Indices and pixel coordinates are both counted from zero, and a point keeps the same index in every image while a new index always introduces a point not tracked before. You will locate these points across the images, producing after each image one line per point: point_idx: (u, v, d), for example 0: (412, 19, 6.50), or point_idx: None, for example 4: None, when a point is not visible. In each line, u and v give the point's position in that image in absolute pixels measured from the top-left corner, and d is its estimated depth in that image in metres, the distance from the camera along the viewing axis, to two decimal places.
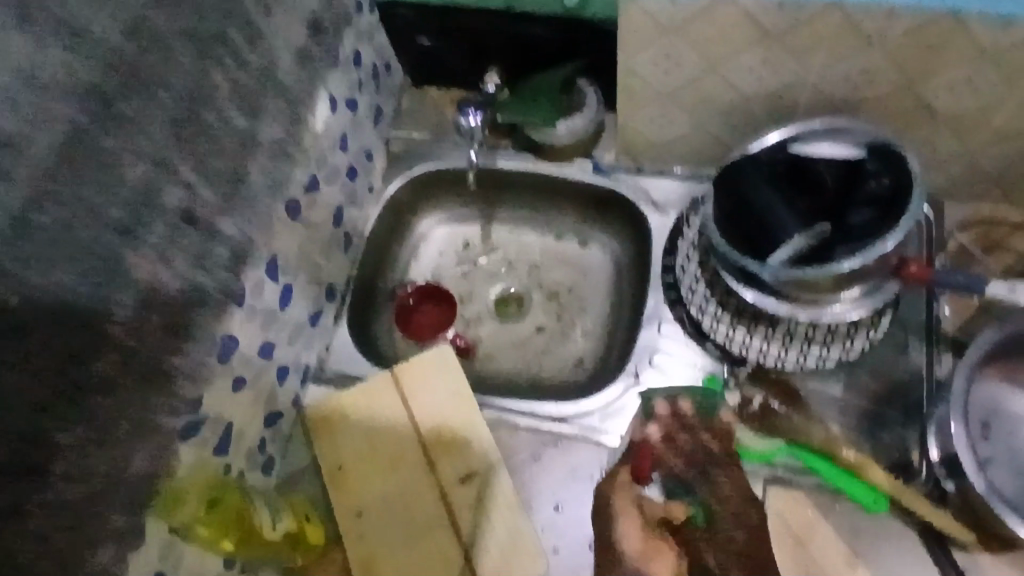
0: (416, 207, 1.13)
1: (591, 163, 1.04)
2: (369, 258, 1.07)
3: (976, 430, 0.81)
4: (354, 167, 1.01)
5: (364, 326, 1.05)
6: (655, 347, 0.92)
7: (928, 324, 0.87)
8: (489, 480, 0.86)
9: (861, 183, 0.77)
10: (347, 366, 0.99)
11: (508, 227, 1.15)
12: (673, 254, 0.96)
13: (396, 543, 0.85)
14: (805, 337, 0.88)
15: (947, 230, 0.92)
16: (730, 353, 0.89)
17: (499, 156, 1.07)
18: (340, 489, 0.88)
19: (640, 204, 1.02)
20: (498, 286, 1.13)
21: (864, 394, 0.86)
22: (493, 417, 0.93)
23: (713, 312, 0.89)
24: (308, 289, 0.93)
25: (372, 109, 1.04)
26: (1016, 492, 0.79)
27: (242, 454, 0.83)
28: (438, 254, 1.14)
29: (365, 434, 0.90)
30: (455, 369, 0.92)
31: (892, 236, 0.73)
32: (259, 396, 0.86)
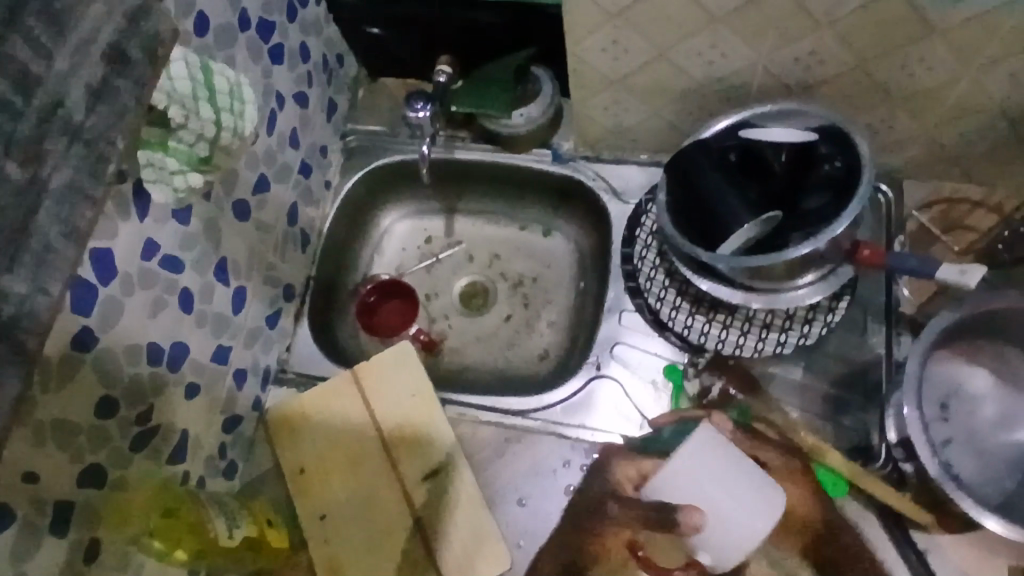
0: (376, 202, 1.11)
1: (549, 152, 1.03)
2: (329, 255, 1.06)
3: (933, 411, 0.82)
4: (307, 163, 0.99)
5: (326, 325, 1.04)
6: (617, 338, 0.92)
7: (887, 305, 0.87)
8: (452, 478, 0.86)
9: (815, 166, 0.76)
10: (308, 366, 0.98)
11: (471, 218, 1.14)
12: (632, 243, 0.95)
13: (361, 544, 0.84)
14: (763, 322, 0.87)
15: (907, 210, 0.91)
16: (690, 342, 0.89)
17: (457, 148, 1.05)
18: (304, 493, 0.87)
19: (600, 193, 1.00)
20: (462, 279, 1.12)
21: (825, 377, 0.86)
22: (456, 413, 0.93)
23: (672, 301, 0.91)
24: (264, 291, 0.92)
25: (324, 104, 1.02)
26: (972, 471, 0.79)
27: (199, 461, 0.83)
28: (401, 249, 1.13)
29: (327, 436, 0.90)
30: (416, 368, 0.92)
31: (845, 218, 0.72)
32: (215, 402, 0.85)
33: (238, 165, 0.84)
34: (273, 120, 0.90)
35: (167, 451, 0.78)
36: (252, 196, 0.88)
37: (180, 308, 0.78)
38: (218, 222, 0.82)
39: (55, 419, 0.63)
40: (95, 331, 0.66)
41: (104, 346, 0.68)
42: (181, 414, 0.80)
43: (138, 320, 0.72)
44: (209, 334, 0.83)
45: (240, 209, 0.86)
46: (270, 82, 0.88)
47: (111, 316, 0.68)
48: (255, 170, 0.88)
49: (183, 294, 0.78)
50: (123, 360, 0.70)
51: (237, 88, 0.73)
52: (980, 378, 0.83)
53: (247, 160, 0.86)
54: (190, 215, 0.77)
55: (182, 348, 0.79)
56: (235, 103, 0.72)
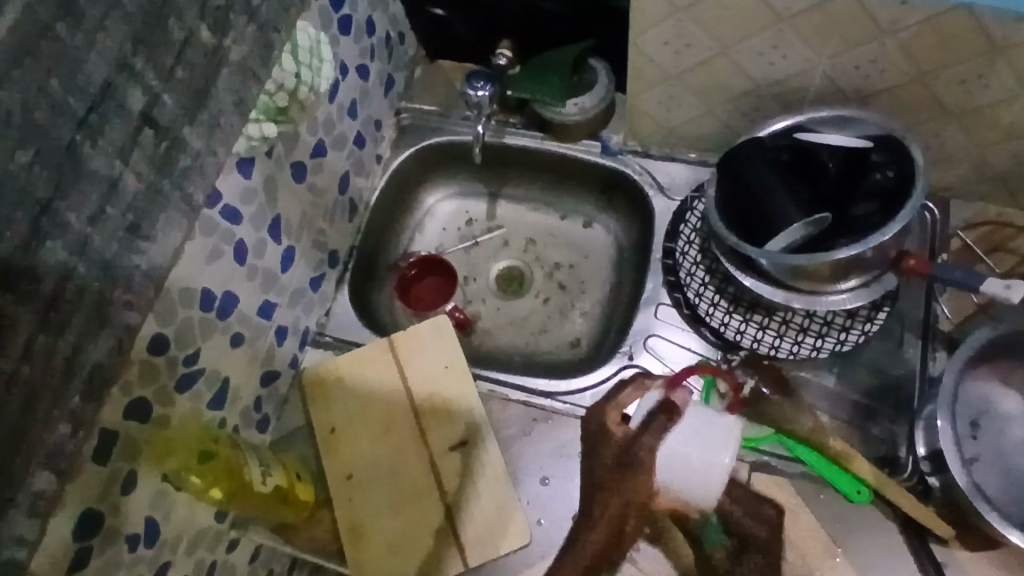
0: (423, 180, 1.14)
1: (599, 143, 1.04)
2: (373, 227, 1.08)
3: (963, 428, 0.82)
4: (362, 135, 1.02)
5: (364, 294, 1.06)
6: (651, 330, 0.93)
7: (925, 320, 0.87)
8: (478, 451, 0.88)
9: (867, 175, 0.77)
10: (346, 332, 1.00)
11: (514, 204, 1.15)
12: (674, 238, 0.96)
13: (384, 506, 0.86)
14: (800, 326, 0.88)
15: (951, 228, 0.91)
16: (724, 339, 0.89)
17: (507, 133, 1.07)
18: (333, 452, 0.89)
19: (645, 188, 1.02)
20: (500, 262, 1.13)
21: (857, 387, 0.86)
22: (487, 389, 0.94)
23: (710, 298, 0.91)
24: (311, 253, 0.95)
25: (383, 79, 1.04)
26: (998, 491, 0.79)
27: (236, 410, 0.85)
28: (442, 229, 1.15)
29: (360, 399, 0.92)
30: (452, 342, 0.93)
31: (895, 224, 0.72)
32: (256, 355, 0.88)
33: (300, 127, 0.86)
34: (336, 88, 0.93)
35: (208, 396, 0.80)
36: (309, 159, 0.90)
37: (234, 259, 0.80)
38: (276, 180, 0.84)
39: None
40: None
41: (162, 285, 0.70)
42: (224, 362, 0.82)
43: (195, 265, 0.74)
44: (257, 287, 0.85)
45: (297, 170, 0.88)
46: (337, 50, 0.91)
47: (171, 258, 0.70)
48: (315, 135, 0.90)
49: (238, 246, 0.81)
50: (178, 302, 0.73)
51: (316, 46, 0.83)
52: (1012, 400, 0.83)
53: (309, 123, 0.88)
54: (252, 169, 0.79)
55: (232, 298, 0.81)
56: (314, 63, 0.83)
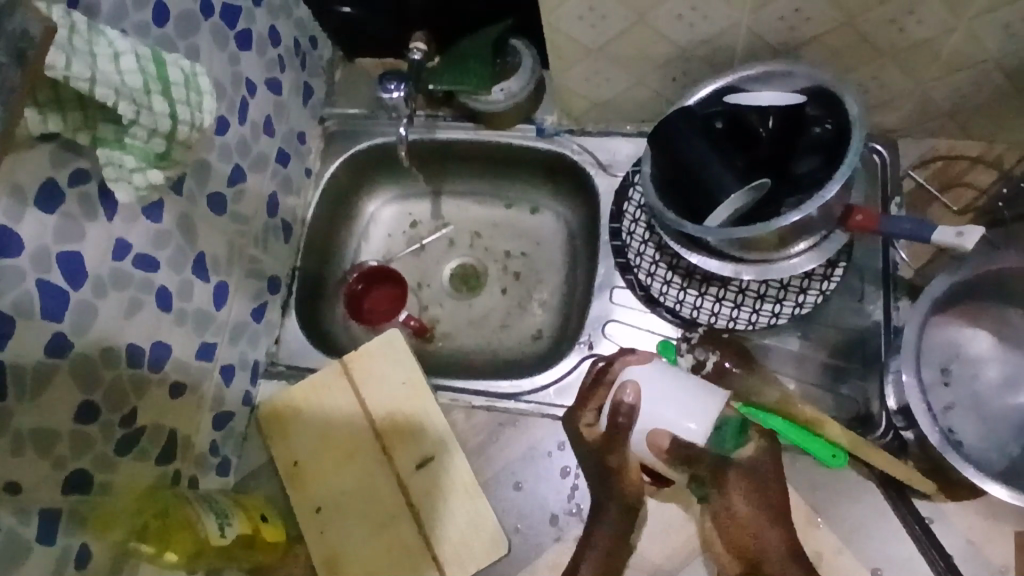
0: (360, 187, 1.09)
1: (533, 126, 1.00)
2: (314, 244, 1.04)
3: (933, 376, 0.80)
4: (285, 152, 0.97)
5: (314, 316, 1.02)
6: (609, 316, 0.90)
7: (885, 270, 0.84)
8: (446, 465, 0.85)
9: (804, 130, 0.73)
10: (297, 358, 0.96)
11: (458, 199, 1.11)
12: (619, 218, 0.93)
13: (358, 534, 0.84)
14: (757, 294, 0.85)
15: (902, 169, 0.88)
16: (682, 317, 0.87)
17: (438, 128, 1.02)
18: (299, 486, 0.87)
19: (587, 167, 0.98)
20: (452, 261, 1.09)
21: (823, 347, 0.84)
22: (449, 399, 0.91)
23: (662, 276, 0.88)
24: (247, 285, 0.91)
25: (299, 88, 0.99)
26: (975, 436, 0.77)
27: (190, 459, 0.82)
28: (387, 235, 1.11)
29: (320, 427, 0.89)
30: (406, 355, 0.90)
31: (836, 181, 0.69)
32: (203, 399, 0.84)
33: (209, 157, 0.82)
34: (245, 108, 0.88)
35: (155, 451, 0.77)
36: (227, 188, 0.86)
37: (159, 308, 0.76)
38: (192, 217, 0.80)
39: (31, 429, 0.62)
40: (69, 335, 0.65)
41: (80, 351, 0.66)
42: (169, 414, 0.79)
43: (113, 322, 0.70)
44: (192, 331, 0.82)
45: (215, 203, 0.84)
46: (239, 69, 0.86)
47: (83, 321, 0.67)
48: (229, 162, 0.86)
49: (161, 293, 0.77)
50: (101, 364, 0.69)
51: (195, 79, 0.64)
52: (982, 340, 0.81)
53: (219, 151, 0.84)
54: (162, 212, 0.76)
55: (165, 347, 0.78)
56: (193, 96, 0.63)
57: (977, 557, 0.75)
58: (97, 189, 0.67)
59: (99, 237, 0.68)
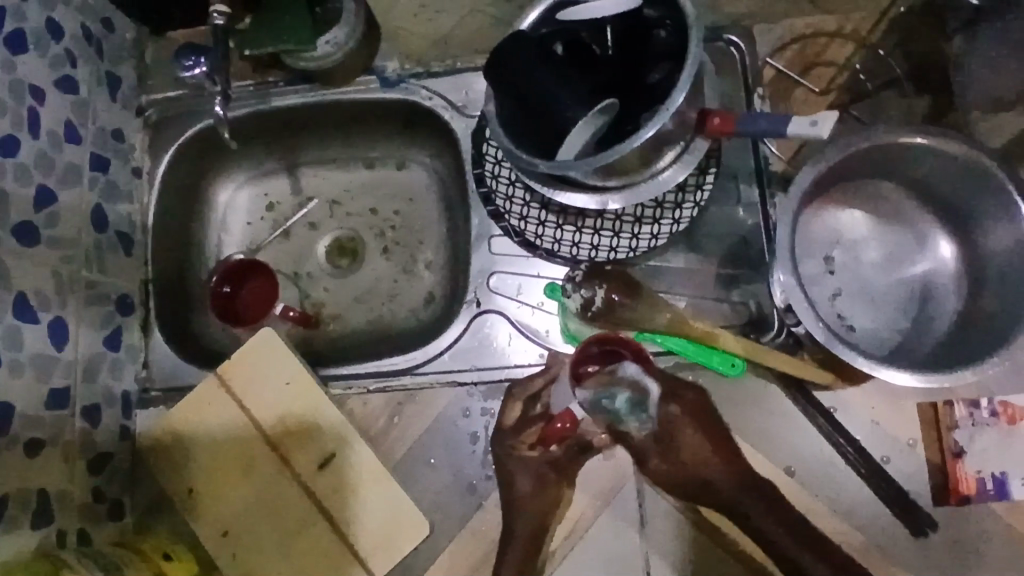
0: (204, 176, 0.99)
1: (375, 77, 0.91)
2: (166, 250, 0.94)
3: (815, 267, 0.79)
4: (102, 156, 0.86)
5: (182, 326, 0.93)
6: (491, 267, 0.85)
7: (757, 166, 0.82)
8: (349, 458, 0.80)
9: (648, 36, 0.68)
10: (172, 378, 0.88)
11: (316, 169, 1.02)
12: (481, 163, 0.86)
13: (270, 549, 0.79)
14: (634, 218, 0.81)
15: (762, 58, 0.84)
16: (562, 256, 0.83)
17: (272, 95, 0.93)
18: (199, 512, 0.81)
19: (440, 111, 0.90)
20: (324, 238, 1.01)
21: (707, 258, 0.82)
22: (342, 388, 0.85)
23: (536, 217, 0.84)
24: (90, 313, 0.81)
25: (100, 81, 0.87)
26: (865, 318, 0.78)
27: (71, 515, 0.75)
28: (247, 223, 1.01)
29: (208, 448, 0.82)
30: (282, 353, 0.83)
31: (683, 87, 0.64)
32: (68, 450, 0.76)
33: (1, 184, 0.71)
34: (36, 118, 0.76)
35: (25, 519, 0.69)
36: (37, 214, 0.75)
37: None
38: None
39: None
40: None
41: None
42: (30, 474, 0.71)
43: None
44: (35, 381, 0.73)
45: (25, 233, 0.73)
46: (19, 75, 0.74)
47: None
48: (31, 183, 0.75)
49: None
50: None
51: None
52: (859, 221, 0.80)
53: (14, 174, 0.73)
54: None
55: (5, 411, 0.68)
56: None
57: (886, 436, 0.77)
58: None
59: None
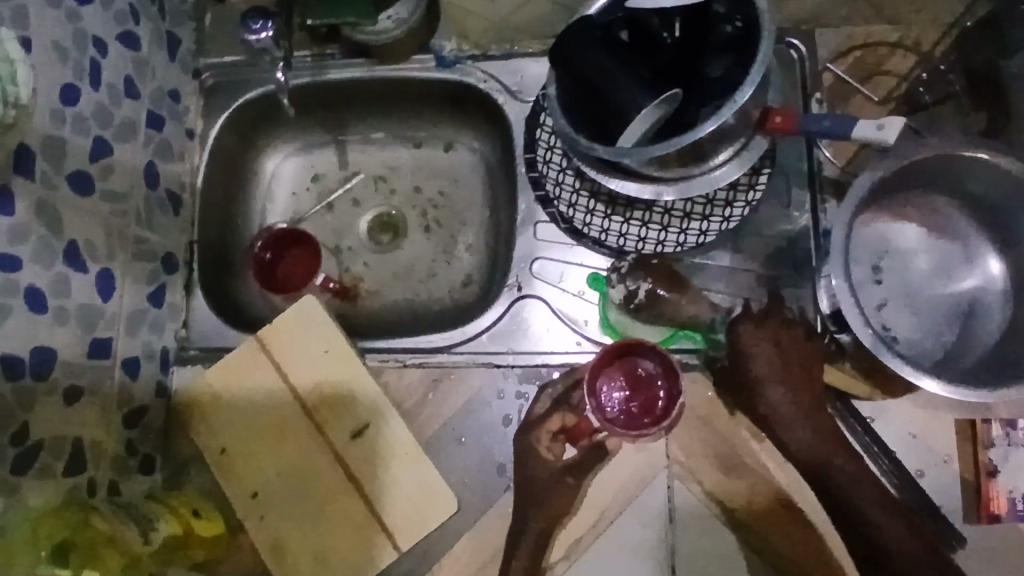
0: (253, 144, 1.00)
1: (431, 56, 0.92)
2: (212, 213, 0.95)
3: (864, 274, 0.78)
4: (157, 115, 0.87)
5: (222, 290, 0.94)
6: (535, 253, 0.85)
7: (810, 170, 0.82)
8: (382, 430, 0.81)
9: (714, 28, 0.68)
10: (212, 339, 0.89)
11: (363, 145, 1.03)
12: (533, 147, 0.86)
13: (299, 513, 0.80)
14: (683, 213, 0.82)
15: (821, 62, 0.84)
16: (608, 246, 0.83)
17: (328, 68, 0.93)
18: (230, 473, 0.82)
19: (494, 94, 0.90)
20: (367, 215, 1.02)
21: (753, 258, 0.82)
22: (378, 361, 0.86)
23: (585, 206, 0.84)
24: (136, 267, 0.82)
25: (160, 40, 0.88)
26: (910, 330, 0.77)
27: (106, 464, 0.76)
28: (291, 193, 1.02)
29: (244, 410, 0.83)
30: (323, 322, 0.84)
31: (749, 85, 0.65)
32: (106, 400, 0.77)
33: (59, 132, 0.72)
34: (97, 71, 0.77)
35: (61, 463, 0.70)
36: (92, 165, 0.76)
37: (34, 312, 0.68)
38: (54, 203, 0.71)
39: None
40: None
41: None
42: (69, 420, 0.71)
43: None
44: (80, 329, 0.74)
45: (79, 182, 0.74)
46: (82, 26, 0.75)
47: None
48: (88, 135, 0.76)
49: (31, 294, 0.68)
50: None
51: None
52: (910, 232, 0.80)
53: (73, 124, 0.74)
54: (15, 202, 0.66)
55: (49, 354, 0.70)
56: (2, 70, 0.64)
57: (921, 449, 0.76)
58: None
59: None
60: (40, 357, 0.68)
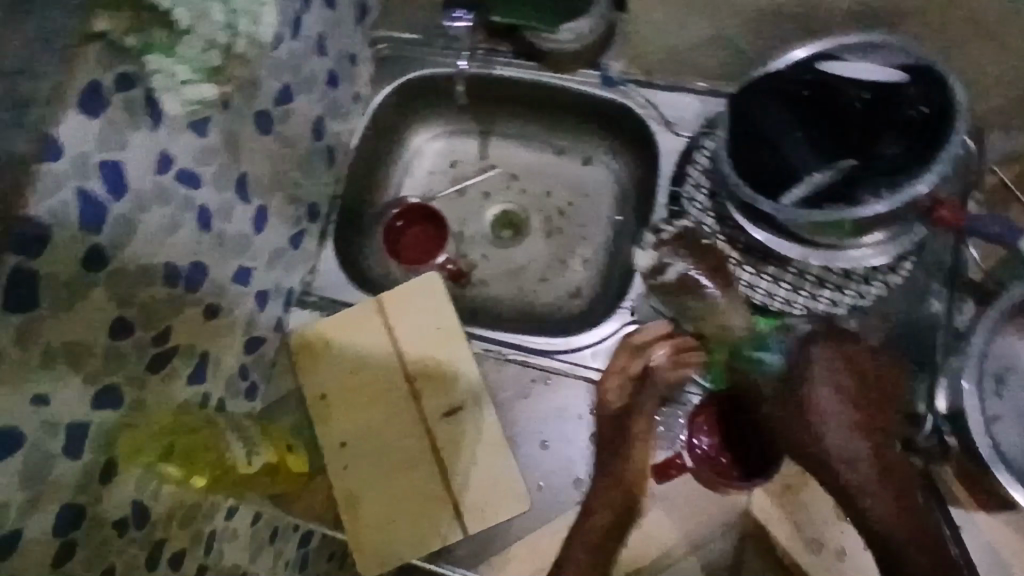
0: (406, 119, 1.05)
1: (598, 73, 0.95)
2: (357, 174, 1.00)
3: (987, 385, 0.77)
4: (335, 73, 0.92)
5: (349, 247, 0.99)
6: (655, 283, 0.87)
7: (952, 267, 0.81)
8: (475, 416, 0.84)
9: (899, 111, 0.68)
10: (333, 290, 0.94)
11: (506, 142, 1.07)
12: (681, 181, 0.89)
13: (380, 474, 0.83)
14: (818, 278, 0.82)
15: (985, 164, 0.83)
16: (734, 293, 0.84)
17: (497, 64, 0.98)
18: (326, 419, 0.86)
19: (650, 122, 0.93)
20: (494, 208, 1.05)
21: (875, 340, 0.81)
22: (482, 349, 0.90)
23: (719, 249, 0.85)
24: (287, 208, 0.88)
25: (354, 6, 0.93)
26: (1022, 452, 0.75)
27: (221, 382, 0.81)
28: (430, 173, 1.07)
29: (351, 364, 0.87)
30: (443, 300, 0.88)
31: (928, 177, 0.65)
32: (235, 324, 0.82)
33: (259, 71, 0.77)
34: (300, 23, 0.82)
35: (187, 371, 0.75)
36: (275, 108, 0.81)
37: (200, 227, 0.73)
38: (237, 134, 0.76)
39: (71, 337, 0.58)
40: (110, 248, 0.61)
41: (120, 263, 0.63)
42: (202, 334, 0.76)
43: (152, 238, 0.67)
44: (231, 253, 0.79)
45: (261, 121, 0.80)
46: None
47: (126, 233, 0.63)
48: (278, 79, 0.81)
49: (201, 211, 0.73)
50: (140, 279, 0.66)
51: None
52: None
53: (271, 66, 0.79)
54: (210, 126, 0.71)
55: (202, 268, 0.75)
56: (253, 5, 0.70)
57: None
58: (143, 96, 0.62)
59: (144, 146, 0.64)
60: (195, 270, 0.73)
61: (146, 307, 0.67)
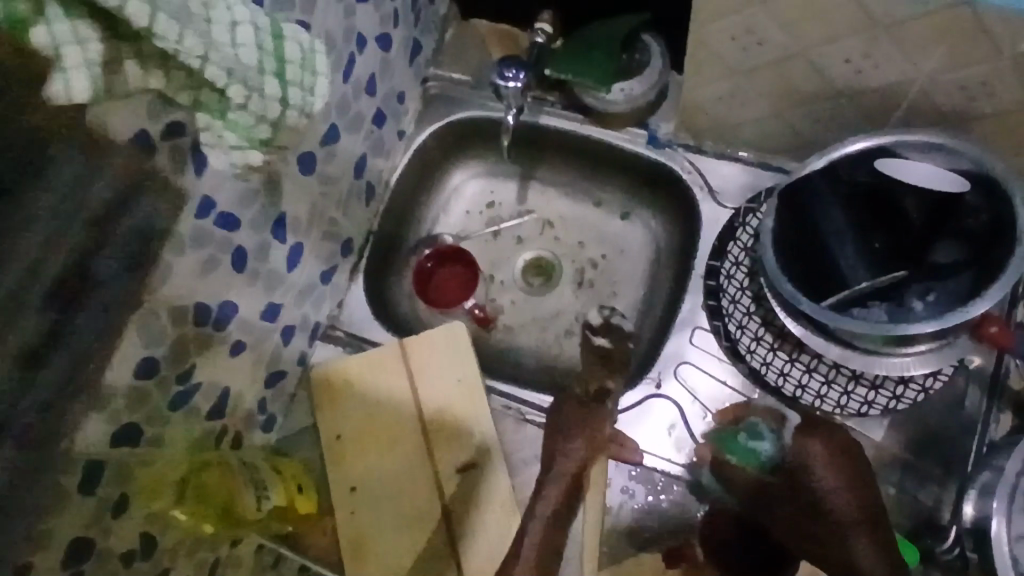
0: (448, 158, 1.04)
1: (645, 133, 0.93)
2: (394, 210, 1.00)
3: None
4: (382, 111, 0.92)
5: (379, 283, 0.99)
6: (683, 357, 0.86)
7: (993, 376, 0.78)
8: (488, 475, 0.83)
9: (957, 217, 0.69)
10: (358, 327, 0.94)
11: (545, 189, 1.05)
12: (720, 256, 0.87)
13: (388, 523, 0.83)
14: (852, 374, 0.80)
15: None
16: (764, 379, 0.82)
17: (543, 113, 0.96)
18: (338, 462, 0.85)
19: (694, 188, 0.91)
20: (526, 255, 1.04)
21: (904, 442, 0.79)
22: (501, 404, 0.90)
23: (753, 332, 0.84)
24: (321, 245, 0.88)
25: (408, 45, 0.93)
26: None
27: (239, 416, 0.81)
28: (466, 213, 1.06)
29: (369, 408, 0.87)
30: (466, 352, 0.87)
31: (985, 300, 0.64)
32: (260, 359, 0.83)
33: None
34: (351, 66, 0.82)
35: (207, 407, 0.75)
36: (320, 148, 0.81)
37: (235, 266, 0.74)
38: (280, 176, 0.76)
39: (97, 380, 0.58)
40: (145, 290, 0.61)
41: (150, 306, 0.63)
42: (225, 370, 0.77)
43: (186, 279, 0.67)
44: (262, 290, 0.79)
45: (305, 162, 0.80)
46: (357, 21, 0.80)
47: (161, 275, 0.63)
48: (327, 121, 0.81)
49: (238, 251, 0.74)
50: (169, 320, 0.66)
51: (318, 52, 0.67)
52: None
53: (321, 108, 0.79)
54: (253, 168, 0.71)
55: (231, 307, 0.75)
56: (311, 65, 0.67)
57: None
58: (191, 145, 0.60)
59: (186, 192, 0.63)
60: (225, 308, 0.74)
61: (173, 347, 0.67)
